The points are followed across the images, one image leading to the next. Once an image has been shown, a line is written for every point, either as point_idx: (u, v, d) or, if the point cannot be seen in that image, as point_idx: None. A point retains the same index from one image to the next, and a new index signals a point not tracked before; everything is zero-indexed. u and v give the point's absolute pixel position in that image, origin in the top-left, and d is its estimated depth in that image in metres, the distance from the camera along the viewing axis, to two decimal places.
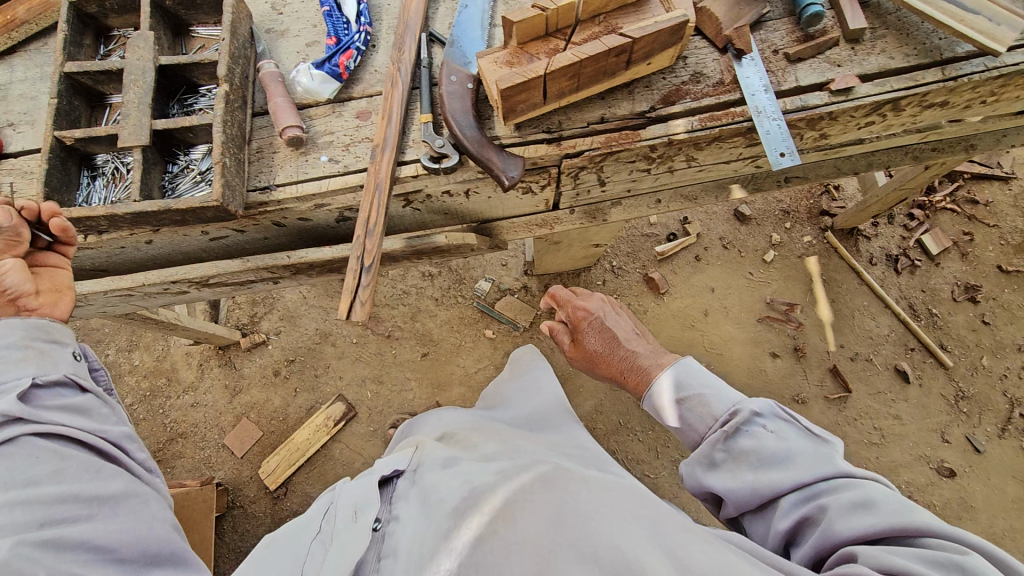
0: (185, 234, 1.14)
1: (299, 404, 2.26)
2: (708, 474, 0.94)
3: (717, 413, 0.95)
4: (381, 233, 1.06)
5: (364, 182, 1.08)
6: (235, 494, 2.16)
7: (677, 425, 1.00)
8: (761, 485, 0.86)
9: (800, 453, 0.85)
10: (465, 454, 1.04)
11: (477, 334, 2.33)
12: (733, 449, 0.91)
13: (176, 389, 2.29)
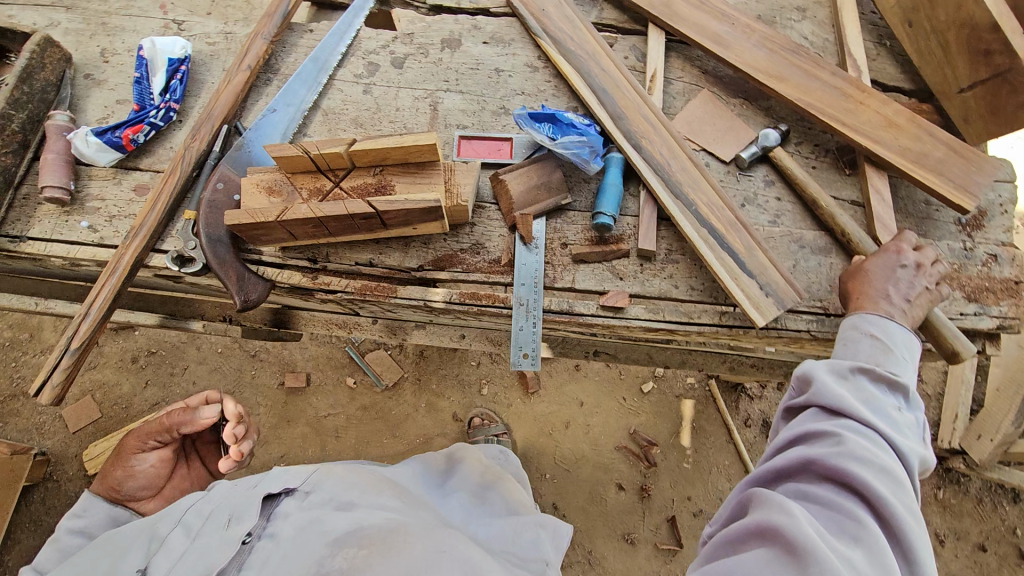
0: None
1: (144, 397, 2.26)
2: (826, 374, 0.84)
3: (882, 362, 0.85)
4: (101, 316, 1.02)
5: (109, 261, 1.04)
6: (54, 467, 2.18)
7: (848, 346, 0.89)
8: (847, 411, 0.79)
9: (902, 440, 0.78)
10: (361, 489, 0.95)
11: (337, 379, 2.31)
12: (859, 382, 0.82)
13: (35, 348, 2.30)
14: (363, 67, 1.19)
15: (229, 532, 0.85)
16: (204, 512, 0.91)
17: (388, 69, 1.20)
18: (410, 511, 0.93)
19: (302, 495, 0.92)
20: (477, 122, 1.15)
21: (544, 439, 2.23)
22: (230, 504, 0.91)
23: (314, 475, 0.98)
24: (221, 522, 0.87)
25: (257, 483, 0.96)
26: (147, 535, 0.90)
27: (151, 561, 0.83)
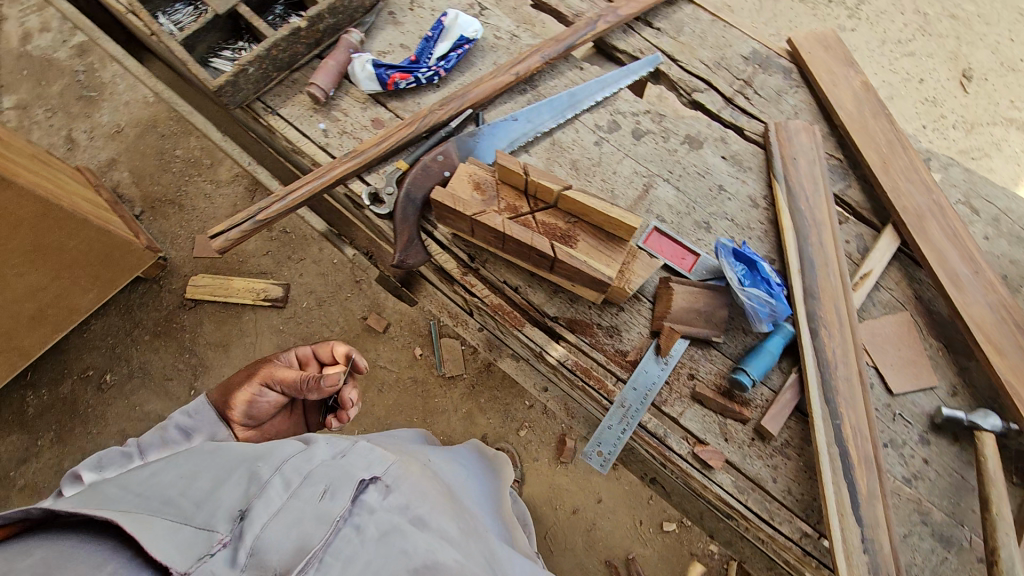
0: None
1: (259, 262, 2.54)
2: None
3: None
4: (292, 206, 1.16)
5: (322, 167, 1.18)
6: (166, 274, 2.51)
7: None
8: None
9: None
10: (432, 500, 1.04)
11: (408, 342, 2.42)
12: None
13: (209, 177, 2.68)
14: (605, 121, 1.24)
15: (323, 508, 0.92)
16: (298, 468, 0.97)
17: (626, 134, 1.24)
18: (466, 545, 1.01)
19: (383, 490, 0.99)
20: (676, 223, 1.16)
21: (547, 509, 2.19)
22: (324, 473, 0.97)
23: (393, 467, 1.05)
24: (314, 489, 0.94)
25: (344, 454, 1.03)
26: (241, 468, 0.95)
27: (251, 507, 0.88)
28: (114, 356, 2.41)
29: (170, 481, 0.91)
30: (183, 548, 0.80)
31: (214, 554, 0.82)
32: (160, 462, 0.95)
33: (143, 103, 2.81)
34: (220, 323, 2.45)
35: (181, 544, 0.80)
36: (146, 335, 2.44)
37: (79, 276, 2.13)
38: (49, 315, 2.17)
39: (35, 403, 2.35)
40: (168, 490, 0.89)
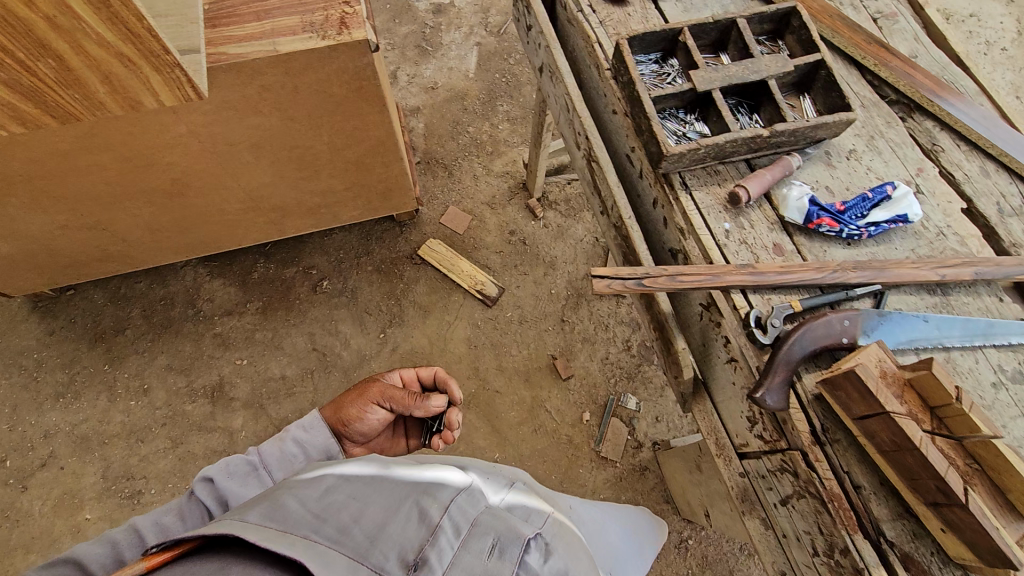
0: (626, 136, 1.41)
1: (488, 256, 2.65)
2: None
3: None
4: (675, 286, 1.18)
5: (715, 265, 1.18)
6: (410, 224, 2.69)
7: None
8: None
9: None
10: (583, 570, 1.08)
11: (580, 401, 2.40)
12: None
13: (483, 161, 2.81)
14: (1011, 367, 1.14)
15: (491, 565, 0.95)
16: (463, 509, 1.02)
17: None
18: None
19: (543, 550, 1.04)
20: None
21: None
22: (489, 524, 1.01)
23: (547, 528, 1.11)
24: (483, 544, 0.97)
25: (500, 505, 1.10)
26: (412, 502, 1.01)
27: (426, 555, 0.91)
28: (337, 268, 2.61)
29: (343, 506, 0.97)
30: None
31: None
32: (332, 488, 1.01)
33: (462, 75, 2.98)
34: (431, 290, 2.58)
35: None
36: (370, 266, 2.62)
37: (358, 191, 2.35)
38: (318, 210, 2.41)
39: (260, 272, 2.60)
40: (342, 519, 0.93)
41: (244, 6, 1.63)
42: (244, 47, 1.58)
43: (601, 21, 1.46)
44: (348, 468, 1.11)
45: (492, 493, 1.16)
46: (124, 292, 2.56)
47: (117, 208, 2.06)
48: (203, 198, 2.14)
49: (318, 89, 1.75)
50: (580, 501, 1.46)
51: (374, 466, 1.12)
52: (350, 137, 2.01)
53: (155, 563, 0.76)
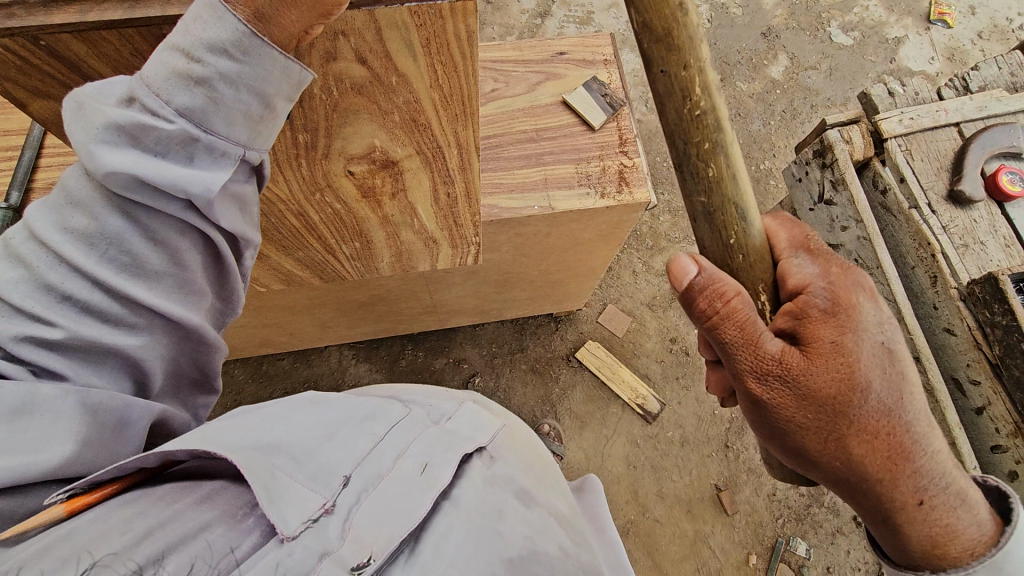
0: (971, 359, 1.29)
1: (648, 364, 2.50)
2: None
3: None
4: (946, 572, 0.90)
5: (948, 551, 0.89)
6: (566, 320, 2.53)
7: None
8: None
9: None
10: (532, 479, 1.11)
11: (746, 541, 2.27)
12: None
13: (642, 254, 2.66)
14: None
15: (429, 475, 0.96)
16: (403, 434, 1.06)
17: None
18: (571, 523, 1.10)
19: (488, 460, 1.08)
20: None
21: None
22: (429, 445, 1.04)
23: (497, 439, 1.16)
24: (415, 461, 0.99)
25: (448, 423, 1.15)
26: (355, 429, 1.05)
27: (352, 476, 0.93)
28: (489, 364, 2.47)
29: (275, 434, 0.96)
30: (294, 507, 0.80)
31: (318, 519, 0.82)
32: (280, 422, 1.01)
33: None
34: (589, 399, 2.43)
35: (292, 503, 0.80)
36: (524, 364, 2.47)
37: (538, 299, 2.18)
38: (488, 312, 2.24)
39: (408, 359, 2.45)
40: (273, 440, 0.94)
41: (513, 147, 1.47)
42: (516, 201, 1.42)
43: (945, 225, 1.32)
44: (304, 399, 1.14)
45: (446, 412, 1.22)
46: (266, 370, 2.41)
47: (301, 315, 1.88)
48: (389, 307, 1.97)
49: (568, 236, 1.58)
50: (537, 445, 1.32)
51: (312, 397, 1.15)
52: (565, 267, 1.84)
53: (80, 505, 0.69)
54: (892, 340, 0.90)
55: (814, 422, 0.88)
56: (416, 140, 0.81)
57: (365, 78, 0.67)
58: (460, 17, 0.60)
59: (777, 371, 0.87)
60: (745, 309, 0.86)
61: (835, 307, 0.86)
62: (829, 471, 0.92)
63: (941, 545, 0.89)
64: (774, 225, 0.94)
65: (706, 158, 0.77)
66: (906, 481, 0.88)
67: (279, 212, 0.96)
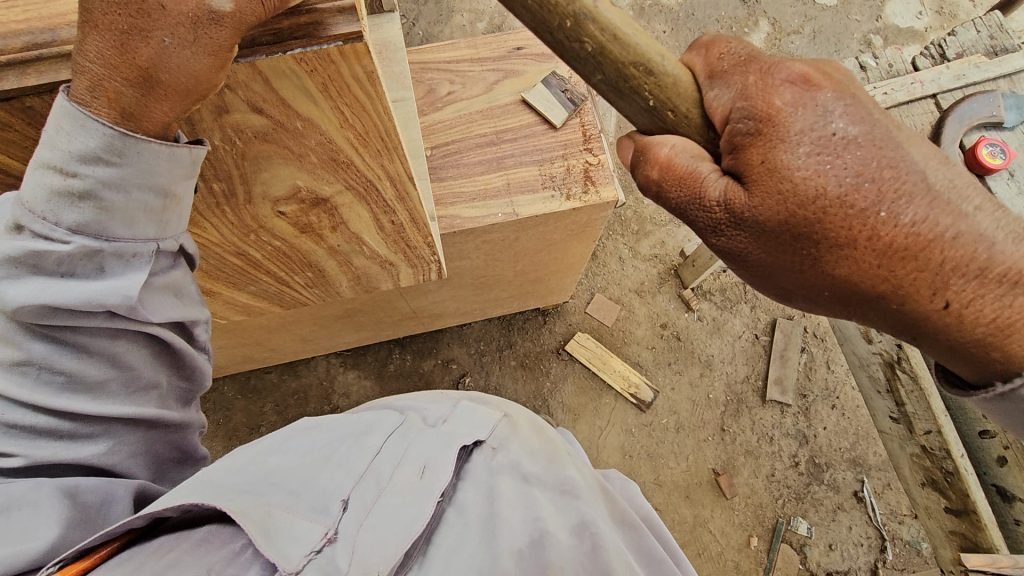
0: None
1: (640, 352, 2.46)
2: None
3: None
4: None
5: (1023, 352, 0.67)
6: (554, 312, 2.49)
7: None
8: None
9: None
10: (542, 462, 1.02)
11: (746, 524, 2.27)
12: None
13: (628, 239, 2.60)
14: None
15: (429, 480, 0.89)
16: (399, 442, 0.97)
17: None
18: (587, 493, 0.99)
19: (491, 454, 1.01)
20: None
21: None
22: (424, 449, 0.96)
23: (498, 430, 1.06)
24: (413, 467, 0.92)
25: (445, 423, 1.05)
26: (349, 444, 0.97)
27: (350, 498, 0.84)
28: (478, 362, 2.44)
29: (264, 467, 0.90)
30: (293, 540, 0.73)
31: (321, 549, 0.75)
32: (272, 453, 0.94)
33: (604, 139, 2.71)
34: (581, 391, 2.40)
35: (289, 537, 0.73)
36: (513, 360, 2.44)
37: (521, 296, 2.14)
38: (472, 312, 2.20)
39: (396, 364, 2.43)
40: (269, 477, 0.87)
41: (473, 153, 1.42)
42: (479, 209, 1.38)
43: None
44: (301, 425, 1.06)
45: (442, 413, 1.11)
46: (255, 384, 2.39)
47: (280, 332, 1.86)
48: (369, 318, 1.93)
49: (538, 239, 1.54)
50: (547, 425, 1.21)
51: (304, 424, 1.07)
52: (541, 265, 1.80)
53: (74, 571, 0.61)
54: (854, 119, 0.65)
55: (791, 265, 0.71)
56: (342, 176, 0.76)
57: (267, 126, 0.63)
58: (352, 58, 0.55)
59: (718, 209, 0.69)
60: (675, 160, 0.69)
61: (763, 118, 0.66)
62: (839, 302, 0.72)
63: (1000, 346, 0.67)
64: (687, 50, 0.73)
65: (579, 34, 0.63)
66: (920, 288, 0.66)
67: (216, 253, 0.91)
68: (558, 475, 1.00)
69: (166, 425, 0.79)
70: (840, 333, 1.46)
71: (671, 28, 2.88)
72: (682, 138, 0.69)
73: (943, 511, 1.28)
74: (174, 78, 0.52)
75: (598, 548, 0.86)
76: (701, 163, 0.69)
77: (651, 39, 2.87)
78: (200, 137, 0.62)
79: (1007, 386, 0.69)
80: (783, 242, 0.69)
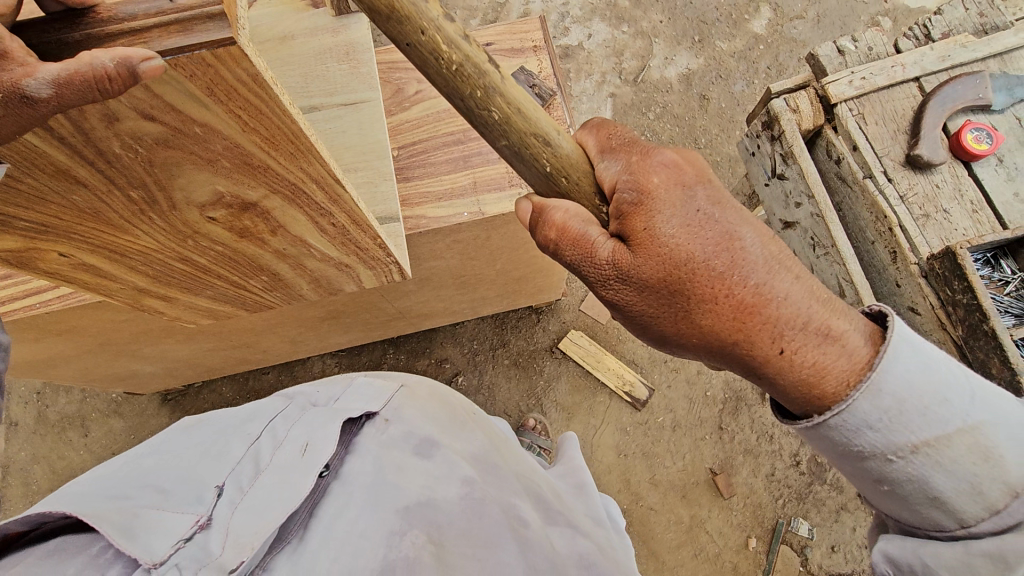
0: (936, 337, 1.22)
1: (635, 350, 2.42)
2: None
3: None
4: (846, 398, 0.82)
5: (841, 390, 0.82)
6: (547, 310, 2.47)
7: None
8: None
9: None
10: (439, 429, 1.05)
11: (745, 525, 2.21)
12: None
13: None
14: None
15: (310, 456, 0.90)
16: (284, 427, 0.99)
17: None
18: (481, 462, 1.04)
19: (382, 426, 1.01)
20: None
21: None
22: (306, 427, 0.97)
23: (393, 402, 1.07)
24: (294, 446, 0.92)
25: (335, 401, 1.06)
26: (229, 438, 1.00)
27: (225, 485, 0.88)
28: (472, 361, 2.43)
29: (141, 468, 0.92)
30: (160, 532, 0.76)
31: (191, 537, 0.78)
32: (149, 454, 0.97)
33: None
34: (575, 390, 2.37)
35: (154, 531, 0.75)
36: (507, 359, 2.43)
37: (509, 295, 2.12)
38: (462, 311, 2.19)
39: (390, 364, 2.44)
40: (147, 477, 0.89)
41: (440, 153, 1.41)
42: (445, 209, 1.37)
43: (903, 196, 1.21)
44: (177, 429, 1.08)
45: (332, 394, 1.11)
46: (252, 385, 2.43)
47: (266, 335, 1.88)
48: (354, 319, 1.93)
49: (511, 237, 1.52)
50: (449, 391, 1.22)
51: (187, 423, 1.10)
52: (522, 263, 1.78)
53: None
54: (716, 202, 0.85)
55: (667, 317, 0.86)
56: (262, 181, 0.76)
57: (166, 133, 0.62)
58: (231, 62, 0.54)
59: (605, 266, 0.85)
60: (568, 223, 0.83)
61: (642, 192, 0.83)
62: (705, 351, 0.88)
63: (818, 389, 0.82)
64: (583, 132, 0.91)
65: (487, 104, 0.75)
66: (761, 337, 0.83)
67: (159, 260, 0.92)
68: (452, 443, 1.03)
69: None
70: None
71: (668, 17, 2.81)
72: (574, 204, 0.84)
73: None
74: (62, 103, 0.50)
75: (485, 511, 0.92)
76: (590, 228, 0.84)
77: (648, 29, 2.81)
78: (100, 146, 0.62)
79: (823, 416, 0.82)
80: (658, 296, 0.85)
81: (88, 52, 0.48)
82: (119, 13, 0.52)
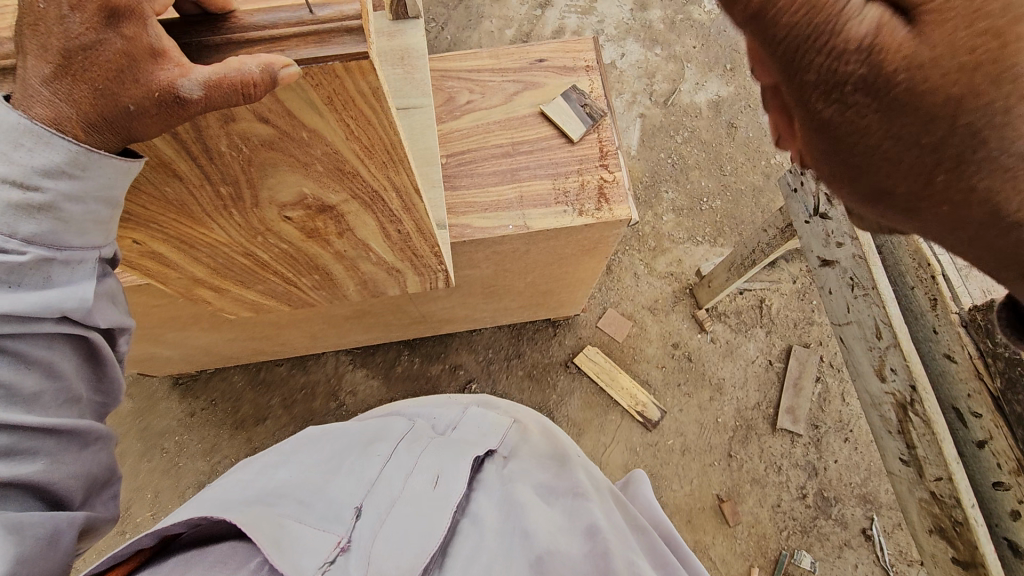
0: (965, 383, 1.24)
1: (649, 370, 2.43)
2: None
3: None
4: None
5: None
6: (564, 324, 2.48)
7: None
8: None
9: None
10: (557, 468, 1.05)
11: (748, 553, 2.22)
12: None
13: (644, 255, 2.57)
14: None
15: (442, 489, 0.91)
16: (409, 453, 1.00)
17: None
18: (601, 501, 1.01)
19: (502, 462, 1.06)
20: None
21: None
22: (435, 457, 0.98)
23: (508, 441, 1.11)
24: (426, 476, 0.93)
25: (455, 432, 1.08)
26: (357, 455, 1.02)
27: (364, 506, 0.89)
28: (486, 370, 2.43)
29: (277, 482, 0.95)
30: (308, 551, 0.78)
31: (334, 560, 0.79)
32: (279, 466, 1.00)
33: (625, 154, 2.69)
34: (588, 406, 2.38)
35: (305, 549, 0.78)
36: (521, 370, 2.43)
37: (532, 307, 2.13)
38: (482, 319, 2.19)
39: (404, 365, 2.44)
40: (285, 492, 0.92)
41: (488, 163, 1.42)
42: (490, 220, 1.38)
43: None
44: (302, 438, 1.11)
45: (452, 423, 1.16)
46: (265, 376, 2.42)
47: (289, 329, 1.88)
48: (378, 319, 1.93)
49: (549, 252, 1.53)
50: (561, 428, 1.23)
51: (315, 433, 1.14)
52: (552, 278, 1.79)
53: None
54: (965, 22, 0.52)
55: (857, 153, 0.59)
56: (348, 186, 0.77)
57: (273, 135, 0.63)
58: (358, 74, 0.55)
59: (818, 71, 0.54)
60: (774, 12, 0.52)
61: (865, 0, 0.52)
62: (907, 213, 0.62)
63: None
64: None
65: None
66: (1014, 214, 0.55)
67: (224, 253, 0.92)
68: (571, 480, 1.01)
69: (96, 439, 0.80)
70: (853, 368, 1.41)
71: (701, 44, 2.85)
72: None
73: (950, 561, 1.24)
74: (201, 106, 0.52)
75: (608, 557, 0.85)
76: (800, 25, 0.52)
77: (680, 54, 2.84)
78: (208, 144, 0.63)
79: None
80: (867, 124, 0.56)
81: (237, 57, 0.49)
82: (260, 21, 0.53)
